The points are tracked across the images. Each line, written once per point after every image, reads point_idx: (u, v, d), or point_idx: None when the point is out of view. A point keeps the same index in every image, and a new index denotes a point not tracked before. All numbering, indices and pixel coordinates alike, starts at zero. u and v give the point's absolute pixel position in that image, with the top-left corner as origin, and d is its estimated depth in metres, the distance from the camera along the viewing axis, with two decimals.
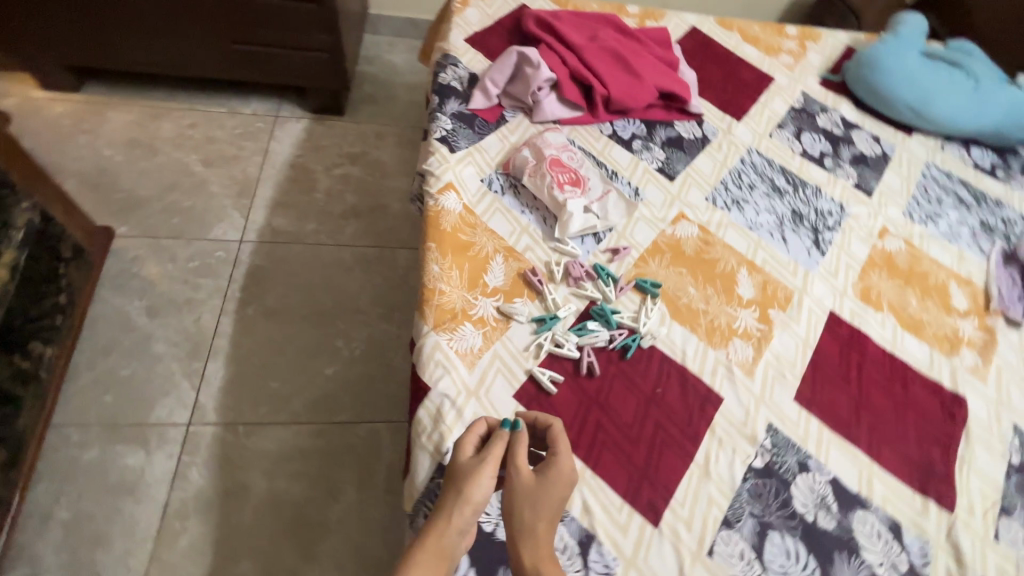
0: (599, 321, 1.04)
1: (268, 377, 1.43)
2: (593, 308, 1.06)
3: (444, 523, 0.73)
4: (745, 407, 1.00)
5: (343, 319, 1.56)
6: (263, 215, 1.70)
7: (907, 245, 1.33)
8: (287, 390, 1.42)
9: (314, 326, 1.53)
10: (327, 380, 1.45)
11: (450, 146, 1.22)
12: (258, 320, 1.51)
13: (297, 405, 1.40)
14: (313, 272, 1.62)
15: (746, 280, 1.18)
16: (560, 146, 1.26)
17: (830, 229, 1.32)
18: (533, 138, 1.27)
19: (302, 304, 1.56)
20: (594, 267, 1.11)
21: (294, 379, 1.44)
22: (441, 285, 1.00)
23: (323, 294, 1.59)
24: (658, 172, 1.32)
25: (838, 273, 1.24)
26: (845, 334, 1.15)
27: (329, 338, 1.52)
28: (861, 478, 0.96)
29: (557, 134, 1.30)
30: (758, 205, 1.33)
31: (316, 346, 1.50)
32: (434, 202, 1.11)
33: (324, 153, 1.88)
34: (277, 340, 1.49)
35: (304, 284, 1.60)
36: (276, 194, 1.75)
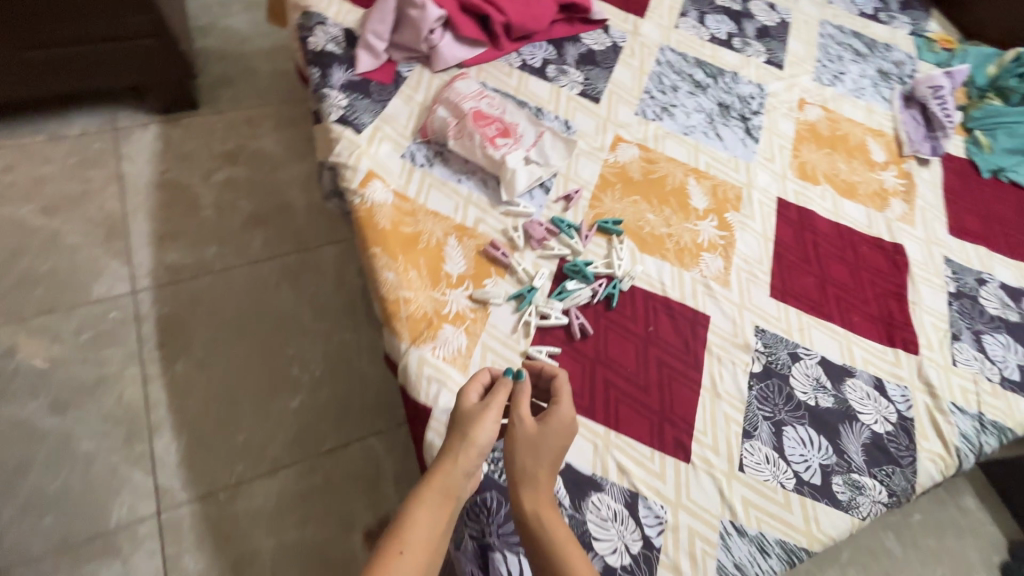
0: (576, 279, 0.99)
1: (233, 432, 1.28)
2: (565, 266, 1.00)
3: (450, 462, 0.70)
4: (732, 318, 1.02)
5: (290, 343, 1.40)
6: (150, 254, 1.45)
7: (824, 111, 1.36)
8: (259, 438, 1.29)
9: (260, 360, 1.37)
10: (298, 412, 1.33)
11: (354, 126, 1.04)
12: (195, 375, 1.33)
13: (276, 449, 1.28)
14: (235, 301, 1.43)
15: (697, 189, 1.16)
16: (476, 95, 1.12)
17: (756, 113, 1.31)
18: (444, 91, 1.11)
19: (237, 340, 1.38)
20: (552, 221, 1.04)
21: (262, 422, 1.30)
22: (404, 293, 0.90)
23: (256, 322, 1.41)
24: (580, 97, 1.23)
25: (774, 157, 1.25)
26: (795, 217, 1.18)
27: (283, 367, 1.37)
28: (843, 349, 1.03)
29: (468, 80, 1.14)
30: (686, 107, 1.28)
31: (271, 380, 1.35)
32: (361, 198, 0.96)
33: (194, 159, 1.59)
34: (225, 389, 1.32)
35: (231, 318, 1.41)
36: (156, 226, 1.48)
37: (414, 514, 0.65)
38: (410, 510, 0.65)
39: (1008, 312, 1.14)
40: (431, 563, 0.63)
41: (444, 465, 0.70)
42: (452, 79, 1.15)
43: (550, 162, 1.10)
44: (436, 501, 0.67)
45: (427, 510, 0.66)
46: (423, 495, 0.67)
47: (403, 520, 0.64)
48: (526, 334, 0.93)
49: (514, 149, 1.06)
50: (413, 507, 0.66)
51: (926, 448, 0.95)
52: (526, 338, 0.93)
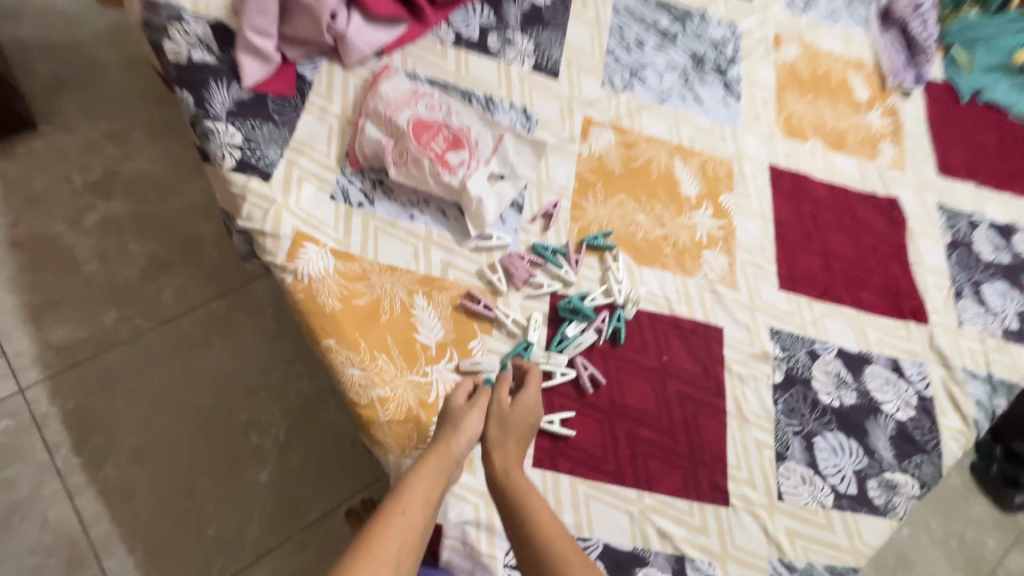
0: (574, 318, 0.84)
1: (199, 526, 1.10)
2: (559, 304, 0.85)
3: (443, 447, 0.65)
4: (745, 325, 0.92)
5: (240, 408, 1.19)
6: (30, 337, 1.15)
7: (803, 46, 1.20)
8: (230, 527, 1.11)
9: (208, 437, 1.16)
10: (269, 486, 1.15)
11: (260, 169, 0.78)
12: (133, 471, 1.11)
13: (253, 532, 1.11)
14: (158, 373, 1.18)
15: (684, 172, 1.00)
16: (411, 97, 0.87)
17: (732, 61, 1.13)
18: (369, 99, 0.86)
19: (174, 419, 1.16)
20: (533, 250, 0.87)
21: (229, 507, 1.12)
22: (378, 391, 0.73)
23: (192, 392, 1.18)
24: (535, 73, 1.00)
25: (760, 114, 1.10)
26: (790, 186, 1.06)
27: (239, 438, 1.17)
28: (858, 334, 0.96)
29: (395, 77, 0.89)
30: (656, 65, 1.08)
31: (227, 457, 1.16)
32: (294, 275, 0.74)
33: (51, 201, 1.24)
34: (176, 480, 1.12)
35: (158, 394, 1.17)
36: (28, 298, 1.17)
37: (409, 484, 0.60)
38: (405, 480, 0.60)
39: (1000, 254, 1.10)
40: (426, 541, 0.57)
41: (438, 447, 0.65)
42: (375, 77, 0.89)
43: (517, 174, 0.90)
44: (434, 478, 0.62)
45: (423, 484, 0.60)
46: (420, 469, 0.62)
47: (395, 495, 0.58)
48: None
49: (474, 166, 0.85)
50: (407, 482, 0.60)
51: (947, 426, 0.92)
52: None
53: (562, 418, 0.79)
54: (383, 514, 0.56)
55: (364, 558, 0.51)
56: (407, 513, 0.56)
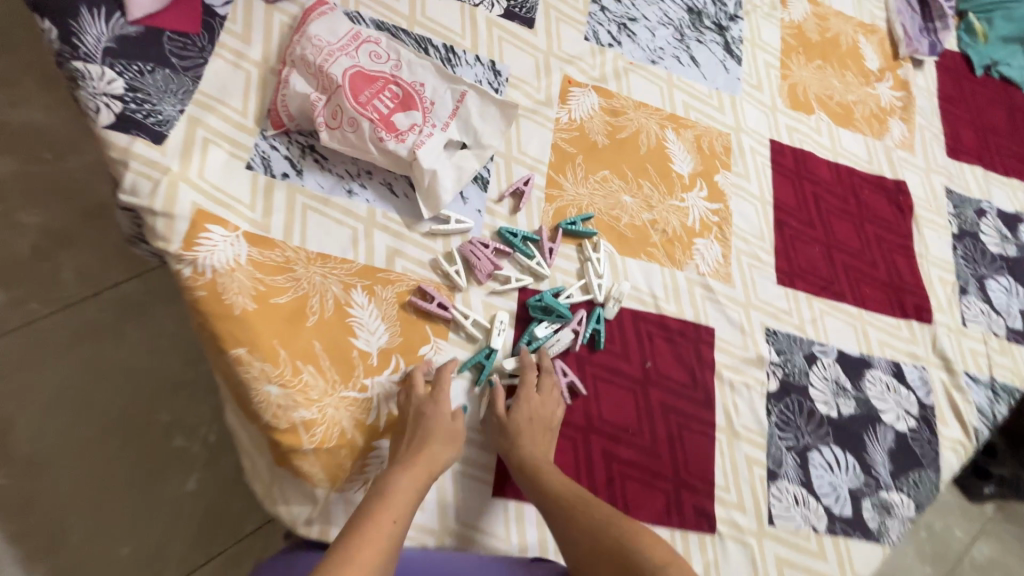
0: (547, 318, 0.71)
1: (111, 543, 0.92)
2: (528, 302, 0.71)
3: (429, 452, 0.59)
4: (739, 325, 0.81)
5: (161, 407, 1.00)
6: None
7: (811, 5, 1.06)
8: (150, 543, 0.93)
9: (123, 441, 0.97)
10: (198, 495, 0.98)
11: (151, 129, 0.61)
12: (30, 481, 0.91)
13: (178, 548, 0.94)
14: (58, 369, 0.98)
15: (677, 146, 0.87)
16: (351, 40, 0.70)
17: (733, 18, 0.98)
18: (295, 41, 0.68)
19: (81, 420, 0.96)
20: (499, 237, 0.73)
21: (148, 520, 0.94)
22: (302, 413, 0.59)
23: (101, 391, 0.98)
24: (506, 20, 0.83)
25: (761, 82, 0.96)
26: (792, 165, 0.94)
27: (159, 441, 0.99)
28: (859, 336, 0.87)
29: (331, 14, 0.70)
30: (648, 18, 0.92)
31: (146, 463, 0.97)
32: (192, 265, 0.58)
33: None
34: (81, 490, 0.93)
35: (59, 390, 0.97)
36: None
37: (392, 489, 0.54)
38: (387, 484, 0.55)
39: (1007, 246, 1.02)
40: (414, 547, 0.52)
41: (422, 452, 0.59)
42: (305, 14, 0.71)
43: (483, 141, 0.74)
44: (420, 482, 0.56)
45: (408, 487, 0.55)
46: (403, 474, 0.56)
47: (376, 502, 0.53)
48: None
49: (427, 132, 0.69)
50: (389, 487, 0.55)
51: (947, 437, 0.85)
52: None
53: None
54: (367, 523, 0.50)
55: (349, 566, 0.46)
56: (399, 524, 0.51)
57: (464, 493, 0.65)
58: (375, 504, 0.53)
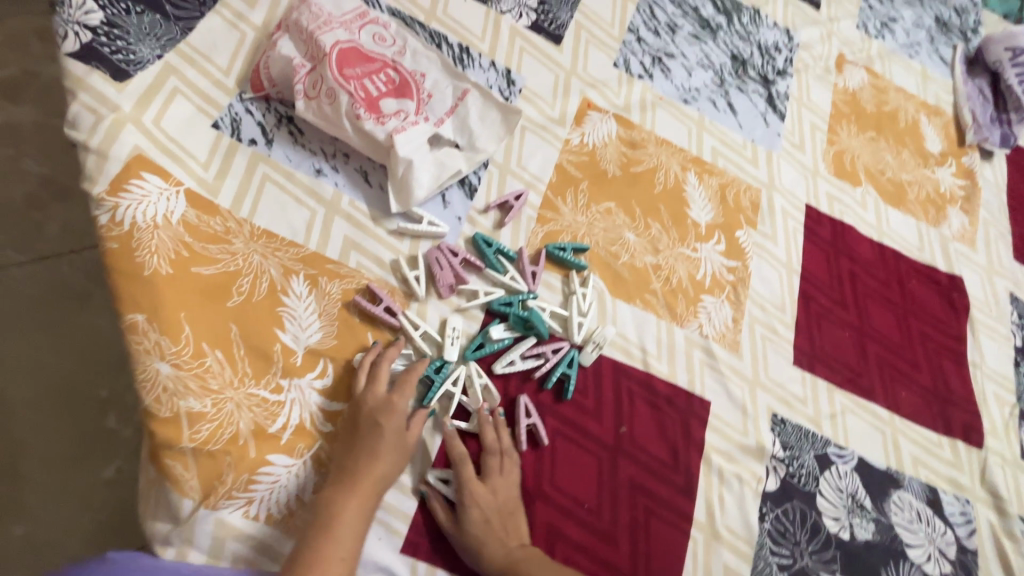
0: (518, 328, 0.62)
1: (4, 522, 0.77)
2: (494, 304, 0.62)
3: (377, 470, 0.51)
4: (741, 404, 0.68)
5: (102, 379, 0.86)
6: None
7: (871, 75, 0.97)
8: (46, 527, 0.78)
9: (51, 408, 0.83)
10: (116, 484, 0.82)
11: (117, 68, 0.57)
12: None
13: (76, 543, 0.78)
14: (14, 329, 0.85)
15: (697, 192, 0.78)
16: (358, 18, 0.65)
17: (782, 73, 0.91)
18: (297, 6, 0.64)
19: (15, 378, 0.83)
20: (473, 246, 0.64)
21: (51, 501, 0.79)
22: (190, 403, 0.50)
23: (48, 353, 0.85)
24: (532, 32, 0.78)
25: (804, 143, 0.87)
26: (829, 237, 0.83)
27: (91, 418, 0.84)
28: (887, 445, 0.72)
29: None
30: (686, 57, 0.86)
31: (68, 440, 0.82)
32: (111, 214, 0.52)
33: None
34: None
35: (3, 343, 0.84)
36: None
37: (338, 518, 0.48)
38: (332, 516, 0.48)
39: None
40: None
41: (370, 470, 0.51)
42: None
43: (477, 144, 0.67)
44: (368, 508, 0.49)
45: (355, 516, 0.48)
46: (347, 501, 0.49)
47: (320, 538, 0.47)
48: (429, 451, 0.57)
49: (413, 122, 0.63)
50: (335, 519, 0.48)
51: None
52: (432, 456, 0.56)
53: None
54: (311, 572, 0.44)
55: None
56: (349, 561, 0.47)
57: (368, 545, 0.52)
58: (320, 543, 0.46)
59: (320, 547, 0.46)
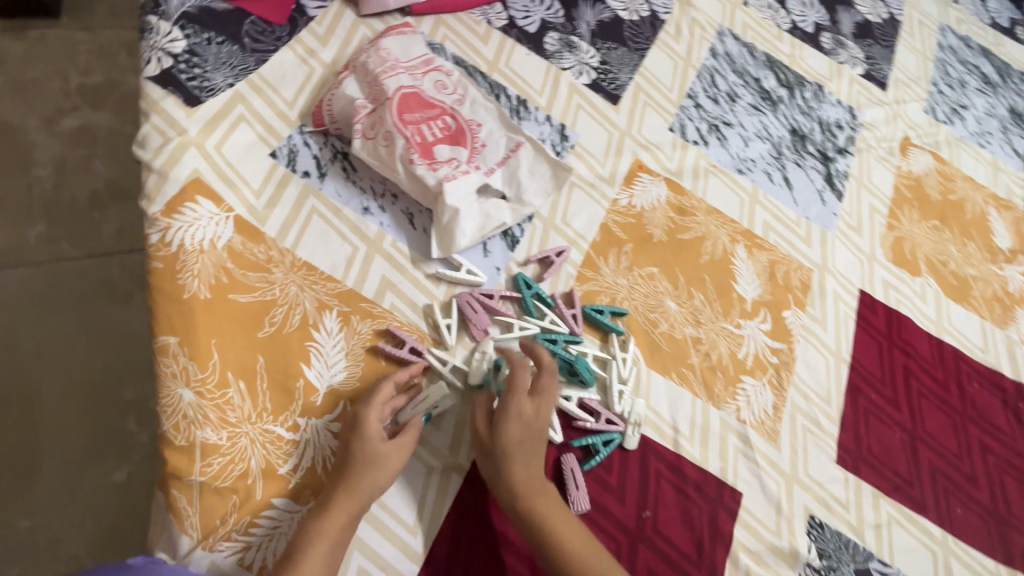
0: (564, 373, 0.61)
1: (13, 515, 0.77)
2: (537, 336, 0.61)
3: (349, 500, 0.48)
4: (775, 500, 0.63)
5: (127, 381, 0.87)
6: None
7: (938, 160, 0.93)
8: (53, 523, 0.78)
9: (77, 406, 0.84)
10: (126, 489, 0.82)
11: (189, 93, 0.59)
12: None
13: (77, 545, 0.78)
14: (57, 322, 0.87)
15: (745, 265, 0.75)
16: (422, 65, 0.67)
17: (843, 151, 0.88)
18: (366, 52, 0.66)
19: (51, 371, 0.85)
20: (513, 282, 0.64)
21: (60, 498, 0.79)
22: (206, 433, 0.49)
23: (85, 349, 0.87)
24: (590, 90, 0.78)
25: (862, 226, 0.84)
26: (884, 327, 0.78)
27: (111, 419, 0.85)
28: (937, 567, 0.65)
29: (410, 37, 0.69)
30: (744, 127, 0.84)
31: (87, 441, 0.83)
32: (162, 234, 0.53)
33: (13, 68, 0.98)
34: (12, 446, 0.80)
35: (43, 334, 0.86)
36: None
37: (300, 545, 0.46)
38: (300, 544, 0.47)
39: None
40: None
41: (341, 499, 0.48)
42: (388, 31, 0.69)
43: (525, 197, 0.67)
44: (338, 543, 0.47)
45: (325, 556, 0.46)
46: (317, 525, 0.47)
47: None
48: (437, 511, 0.54)
49: (464, 170, 0.63)
50: (300, 558, 0.46)
51: None
52: (439, 514, 0.54)
53: (466, 561, 0.53)
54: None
55: None
56: None
57: None
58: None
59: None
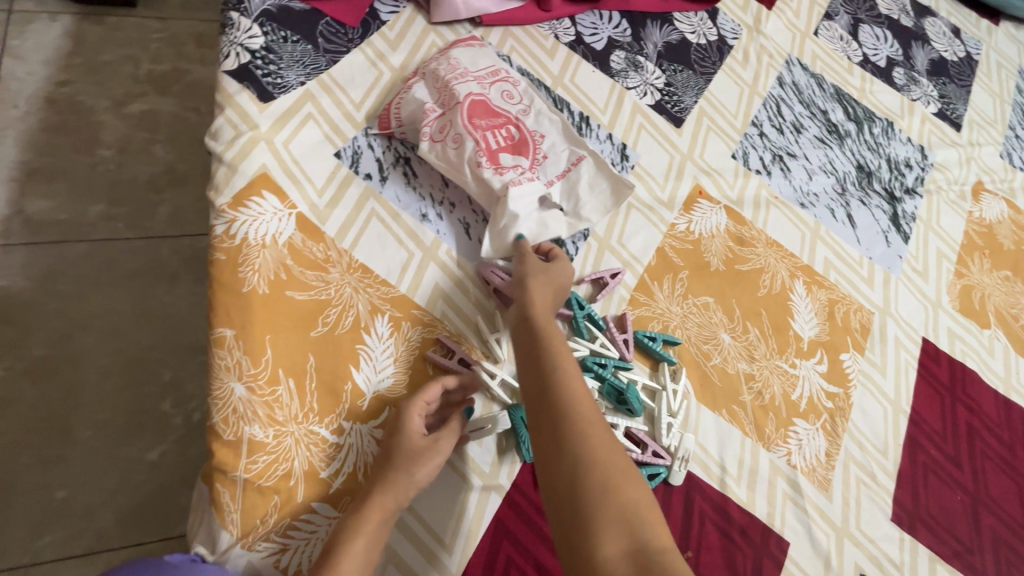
0: (611, 400, 0.59)
1: (48, 483, 0.78)
2: (587, 359, 0.60)
3: (386, 496, 0.47)
4: (825, 554, 0.60)
5: (168, 363, 0.87)
6: (4, 189, 0.90)
7: (1010, 209, 0.89)
8: (87, 495, 0.79)
9: (119, 381, 0.85)
10: (157, 472, 0.82)
11: (262, 88, 0.60)
12: (19, 385, 0.81)
13: (107, 519, 0.78)
14: (106, 299, 0.88)
15: (804, 302, 0.72)
16: (489, 75, 0.67)
17: (911, 192, 0.85)
18: (434, 59, 0.66)
19: (97, 346, 0.86)
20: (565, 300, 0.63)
21: (92, 474, 0.80)
22: (254, 430, 0.48)
23: (131, 328, 0.88)
24: (654, 111, 0.77)
25: (928, 271, 0.80)
26: (947, 380, 0.74)
27: (148, 399, 0.85)
28: None
29: (477, 49, 0.69)
30: (809, 159, 0.82)
31: (126, 416, 0.83)
32: (227, 225, 0.54)
33: (89, 51, 1.02)
34: (55, 415, 0.81)
35: (92, 310, 0.87)
36: (25, 139, 0.94)
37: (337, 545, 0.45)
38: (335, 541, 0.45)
39: None
40: None
41: (379, 497, 0.47)
42: (458, 41, 0.70)
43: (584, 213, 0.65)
44: (375, 545, 0.46)
45: (360, 553, 0.45)
46: (356, 524, 0.46)
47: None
48: (474, 531, 0.52)
49: (527, 179, 0.62)
50: (337, 556, 0.44)
51: None
52: (477, 535, 0.52)
53: None
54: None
55: None
56: None
57: None
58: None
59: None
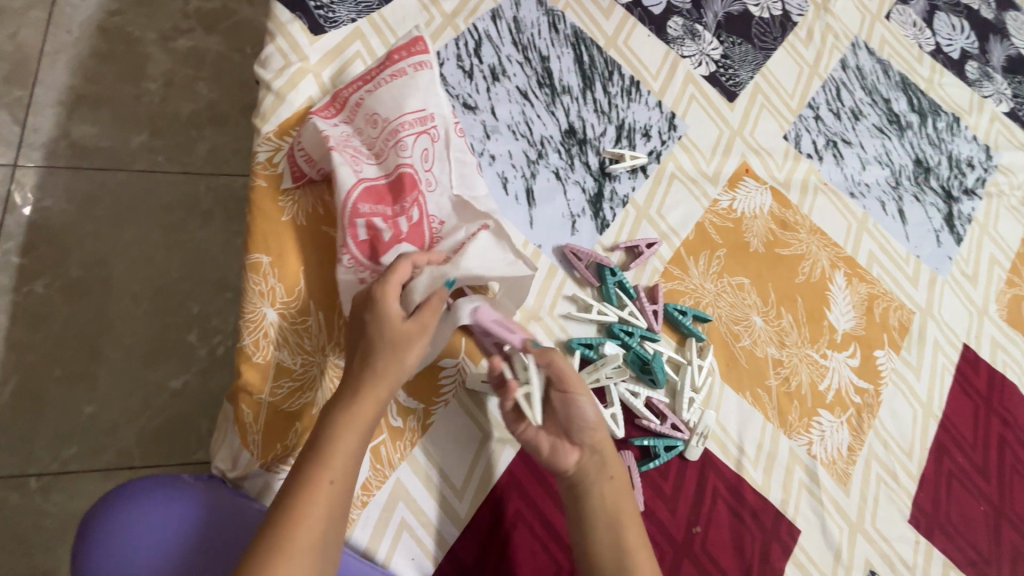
0: (635, 368, 0.58)
1: (76, 399, 0.81)
2: (613, 325, 0.59)
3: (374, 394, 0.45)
4: (836, 546, 0.59)
5: (196, 295, 0.89)
6: (53, 112, 0.92)
7: None
8: (112, 414, 0.81)
9: (149, 308, 0.87)
10: (180, 398, 0.84)
11: (313, 21, 0.60)
12: (56, 302, 0.84)
13: (129, 438, 0.81)
14: (142, 228, 0.90)
15: (842, 294, 0.69)
16: (392, 135, 0.53)
17: (969, 193, 0.81)
18: (357, 87, 0.55)
19: (131, 272, 0.88)
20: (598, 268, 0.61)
21: (121, 394, 0.82)
22: (285, 356, 0.50)
23: (164, 258, 0.89)
24: (707, 82, 0.74)
25: (978, 275, 0.77)
26: (985, 389, 0.71)
27: (175, 329, 0.87)
28: None
29: (407, 81, 0.54)
30: (865, 149, 0.78)
31: (152, 342, 0.85)
32: (270, 154, 0.55)
33: None
34: (87, 334, 0.84)
35: (127, 237, 0.89)
36: (74, 64, 0.95)
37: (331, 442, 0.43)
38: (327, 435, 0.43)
39: None
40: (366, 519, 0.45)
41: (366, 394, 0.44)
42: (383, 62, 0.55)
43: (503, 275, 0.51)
44: (365, 432, 0.44)
45: (348, 445, 0.43)
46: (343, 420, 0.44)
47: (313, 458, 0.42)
48: (486, 480, 0.53)
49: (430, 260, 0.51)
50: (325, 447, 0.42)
51: None
52: (488, 485, 0.53)
53: (506, 541, 0.51)
54: (303, 492, 0.41)
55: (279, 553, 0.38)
56: (334, 486, 0.42)
57: (397, 563, 0.49)
58: (312, 471, 0.42)
59: (316, 473, 0.42)
